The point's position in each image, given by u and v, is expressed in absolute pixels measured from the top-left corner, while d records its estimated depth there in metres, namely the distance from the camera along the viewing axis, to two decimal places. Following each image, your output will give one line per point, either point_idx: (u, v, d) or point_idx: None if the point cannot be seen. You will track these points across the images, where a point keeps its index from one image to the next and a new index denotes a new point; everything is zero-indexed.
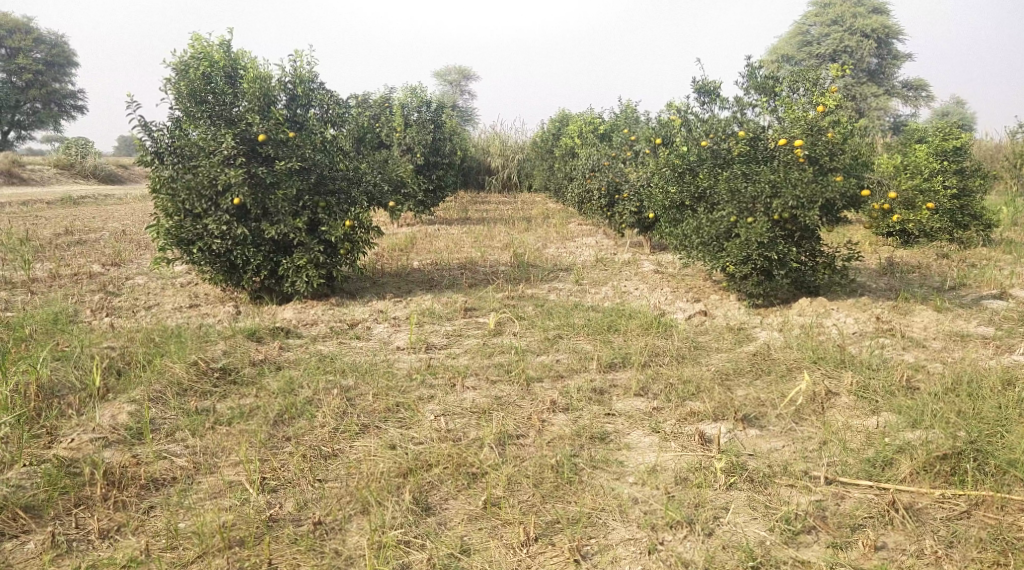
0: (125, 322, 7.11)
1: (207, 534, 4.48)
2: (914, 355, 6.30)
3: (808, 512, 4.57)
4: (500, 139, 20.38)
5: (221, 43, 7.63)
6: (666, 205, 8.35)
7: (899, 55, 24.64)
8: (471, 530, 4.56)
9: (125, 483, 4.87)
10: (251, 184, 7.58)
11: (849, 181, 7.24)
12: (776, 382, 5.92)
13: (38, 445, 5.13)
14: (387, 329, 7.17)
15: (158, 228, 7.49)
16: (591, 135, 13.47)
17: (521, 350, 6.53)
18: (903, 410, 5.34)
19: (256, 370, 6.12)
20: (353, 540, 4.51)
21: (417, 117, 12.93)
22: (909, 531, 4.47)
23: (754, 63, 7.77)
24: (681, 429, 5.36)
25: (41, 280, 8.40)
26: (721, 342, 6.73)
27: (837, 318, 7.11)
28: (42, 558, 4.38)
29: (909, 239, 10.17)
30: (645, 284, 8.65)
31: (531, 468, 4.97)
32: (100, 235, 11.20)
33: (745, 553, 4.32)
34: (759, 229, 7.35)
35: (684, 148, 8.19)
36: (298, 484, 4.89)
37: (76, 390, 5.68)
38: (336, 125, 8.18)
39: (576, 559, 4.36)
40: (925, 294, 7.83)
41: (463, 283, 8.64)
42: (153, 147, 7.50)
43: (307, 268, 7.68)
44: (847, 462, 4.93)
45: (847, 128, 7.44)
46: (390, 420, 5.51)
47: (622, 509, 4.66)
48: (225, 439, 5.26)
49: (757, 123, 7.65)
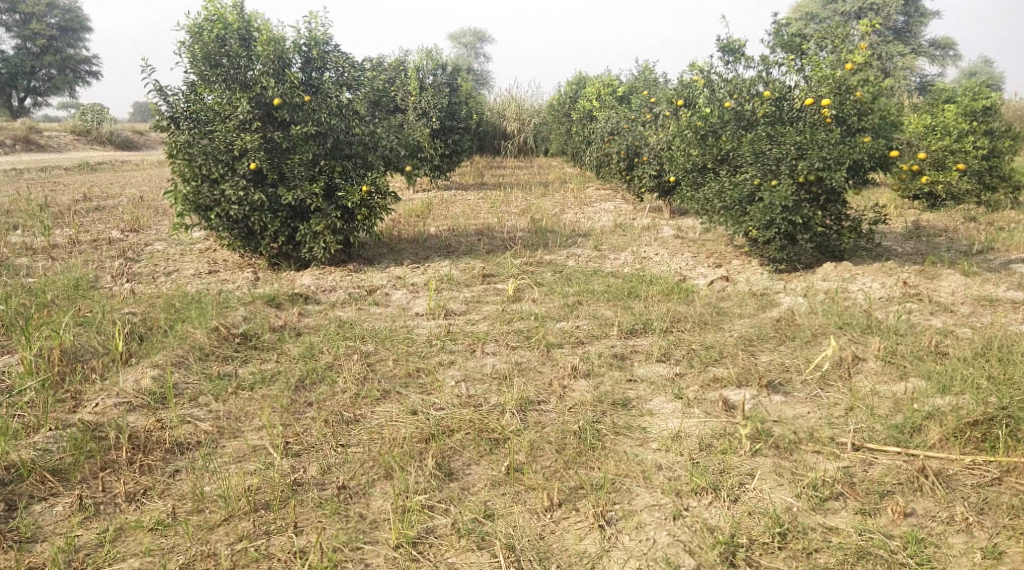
0: (146, 288, 7.10)
1: (233, 498, 4.50)
2: (941, 320, 6.19)
3: (836, 479, 4.52)
4: (516, 103, 20.24)
5: (234, 5, 7.52)
6: (688, 168, 8.22)
7: (925, 12, 24.15)
8: (495, 496, 4.55)
9: (150, 448, 4.88)
10: (268, 149, 7.58)
11: (878, 142, 7.09)
12: (799, 348, 5.85)
13: (63, 409, 5.14)
14: (406, 295, 7.13)
15: (176, 193, 7.49)
16: (609, 98, 13.26)
17: (541, 316, 6.48)
18: (932, 375, 5.26)
19: (276, 336, 6.10)
20: (377, 504, 4.51)
21: (432, 81, 12.77)
22: (939, 498, 4.42)
23: (779, 20, 7.62)
24: (704, 395, 5.31)
25: (61, 247, 8.41)
26: (744, 308, 6.63)
27: (863, 283, 7.01)
28: (70, 521, 4.40)
29: (936, 203, 10.06)
30: (665, 250, 8.56)
31: (553, 433, 4.94)
32: (119, 202, 11.20)
33: (771, 518, 4.27)
34: (784, 192, 7.22)
35: (706, 109, 8.04)
36: (322, 449, 4.88)
37: (99, 354, 5.69)
38: (353, 88, 8.02)
39: (600, 524, 4.34)
40: (953, 258, 7.71)
41: (481, 249, 8.57)
42: (169, 112, 7.48)
43: (325, 234, 7.66)
44: (874, 429, 4.87)
45: (876, 87, 7.22)
46: (411, 386, 5.50)
47: (646, 476, 4.62)
48: (248, 405, 5.28)
49: (783, 83, 7.55)
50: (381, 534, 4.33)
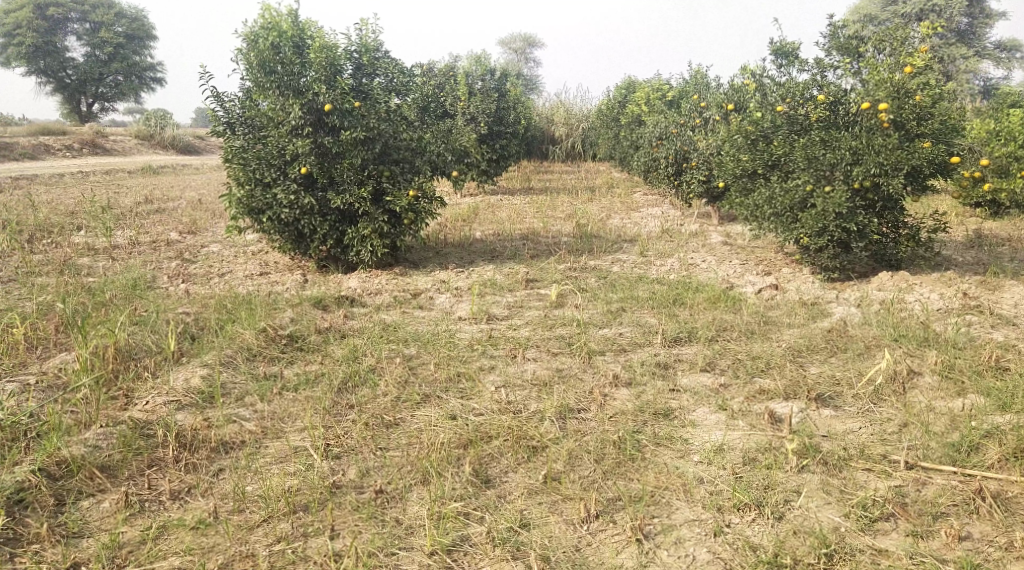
0: (199, 289, 7.16)
1: (273, 498, 4.47)
2: (1003, 334, 5.94)
3: (887, 498, 4.33)
4: (565, 107, 20.19)
5: (290, 13, 7.55)
6: (737, 173, 8.04)
7: (991, 14, 23.42)
8: (531, 505, 4.45)
9: (196, 446, 4.86)
10: (318, 154, 7.61)
11: (938, 148, 6.84)
12: (852, 360, 5.65)
13: (115, 407, 5.14)
14: (450, 299, 7.08)
15: (230, 197, 7.52)
16: (659, 103, 13.06)
17: (584, 322, 6.37)
18: (991, 392, 5.04)
19: (321, 338, 6.09)
20: (413, 510, 4.44)
21: (481, 86, 12.78)
22: (997, 521, 4.20)
23: (836, 22, 7.40)
24: (749, 407, 5.15)
25: (121, 247, 8.55)
26: (794, 317, 6.44)
27: (921, 293, 6.76)
28: (116, 518, 4.39)
29: (999, 211, 9.72)
30: (714, 256, 8.39)
31: (593, 442, 4.83)
32: (177, 204, 11.37)
33: (818, 538, 4.11)
34: (838, 199, 7.02)
35: (758, 114, 7.82)
36: (360, 452, 4.84)
37: (152, 353, 5.72)
38: (401, 94, 8.03)
39: (639, 538, 4.21)
40: (1016, 269, 7.40)
41: (525, 254, 8.49)
42: (226, 118, 7.61)
43: (372, 237, 7.65)
44: (929, 446, 4.66)
45: (937, 91, 6.95)
46: (452, 390, 5.43)
47: (687, 489, 4.48)
48: (291, 406, 5.26)
49: (838, 87, 7.32)
50: (415, 540, 4.26)
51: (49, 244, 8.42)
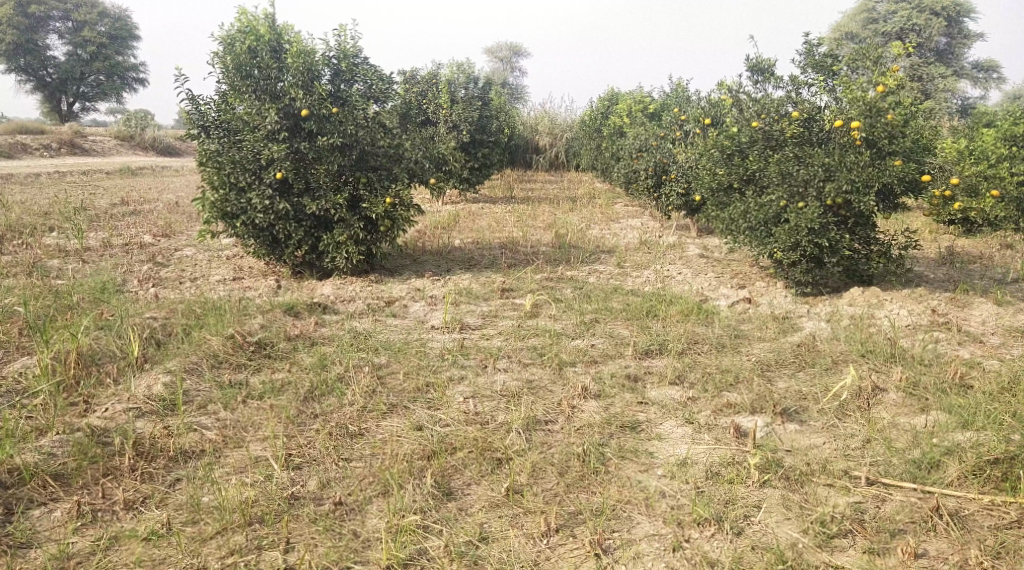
0: (170, 294, 7.11)
1: (229, 509, 4.42)
2: (969, 351, 5.98)
3: (845, 515, 4.35)
4: (549, 117, 20.24)
5: (267, 17, 7.51)
6: (713, 187, 8.07)
7: (969, 34, 23.71)
8: (491, 518, 4.43)
9: (154, 455, 4.83)
10: (295, 159, 7.57)
11: (909, 166, 6.89)
12: (819, 374, 5.67)
13: (73, 414, 5.09)
14: (424, 307, 7.06)
15: (203, 201, 7.47)
16: (639, 114, 13.09)
17: (556, 333, 6.37)
18: (954, 409, 5.08)
19: (290, 345, 6.05)
20: (372, 522, 4.41)
21: (464, 94, 12.74)
22: (954, 539, 4.22)
23: (812, 40, 7.45)
24: (716, 421, 5.16)
25: (93, 250, 8.47)
26: (764, 331, 6.46)
27: (891, 309, 6.79)
28: (66, 528, 4.35)
29: (972, 228, 9.80)
30: (689, 269, 8.41)
31: (557, 455, 4.82)
32: (154, 207, 11.28)
33: (774, 555, 4.11)
34: (810, 215, 7.05)
35: (734, 129, 7.90)
36: (323, 462, 4.81)
37: (116, 358, 5.65)
38: (380, 101, 7.98)
39: (596, 553, 4.20)
40: (986, 286, 7.46)
41: (502, 263, 8.48)
42: (200, 121, 7.53)
43: (347, 244, 7.63)
44: (890, 463, 4.68)
45: (909, 110, 7.00)
46: (419, 401, 5.40)
47: (648, 503, 4.48)
48: (255, 414, 5.22)
49: (813, 104, 7.39)
50: (373, 554, 4.23)
51: (20, 245, 8.33)
